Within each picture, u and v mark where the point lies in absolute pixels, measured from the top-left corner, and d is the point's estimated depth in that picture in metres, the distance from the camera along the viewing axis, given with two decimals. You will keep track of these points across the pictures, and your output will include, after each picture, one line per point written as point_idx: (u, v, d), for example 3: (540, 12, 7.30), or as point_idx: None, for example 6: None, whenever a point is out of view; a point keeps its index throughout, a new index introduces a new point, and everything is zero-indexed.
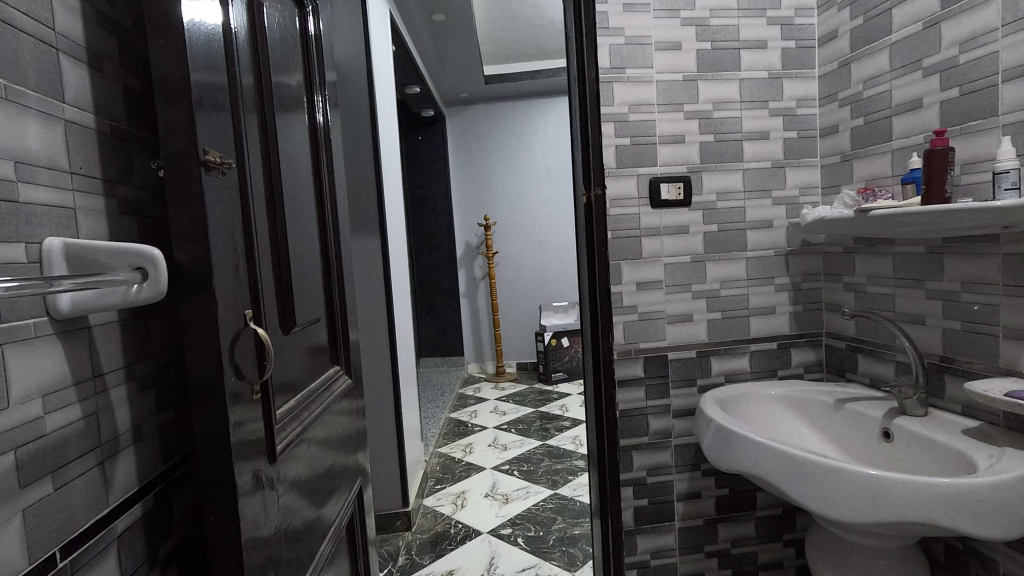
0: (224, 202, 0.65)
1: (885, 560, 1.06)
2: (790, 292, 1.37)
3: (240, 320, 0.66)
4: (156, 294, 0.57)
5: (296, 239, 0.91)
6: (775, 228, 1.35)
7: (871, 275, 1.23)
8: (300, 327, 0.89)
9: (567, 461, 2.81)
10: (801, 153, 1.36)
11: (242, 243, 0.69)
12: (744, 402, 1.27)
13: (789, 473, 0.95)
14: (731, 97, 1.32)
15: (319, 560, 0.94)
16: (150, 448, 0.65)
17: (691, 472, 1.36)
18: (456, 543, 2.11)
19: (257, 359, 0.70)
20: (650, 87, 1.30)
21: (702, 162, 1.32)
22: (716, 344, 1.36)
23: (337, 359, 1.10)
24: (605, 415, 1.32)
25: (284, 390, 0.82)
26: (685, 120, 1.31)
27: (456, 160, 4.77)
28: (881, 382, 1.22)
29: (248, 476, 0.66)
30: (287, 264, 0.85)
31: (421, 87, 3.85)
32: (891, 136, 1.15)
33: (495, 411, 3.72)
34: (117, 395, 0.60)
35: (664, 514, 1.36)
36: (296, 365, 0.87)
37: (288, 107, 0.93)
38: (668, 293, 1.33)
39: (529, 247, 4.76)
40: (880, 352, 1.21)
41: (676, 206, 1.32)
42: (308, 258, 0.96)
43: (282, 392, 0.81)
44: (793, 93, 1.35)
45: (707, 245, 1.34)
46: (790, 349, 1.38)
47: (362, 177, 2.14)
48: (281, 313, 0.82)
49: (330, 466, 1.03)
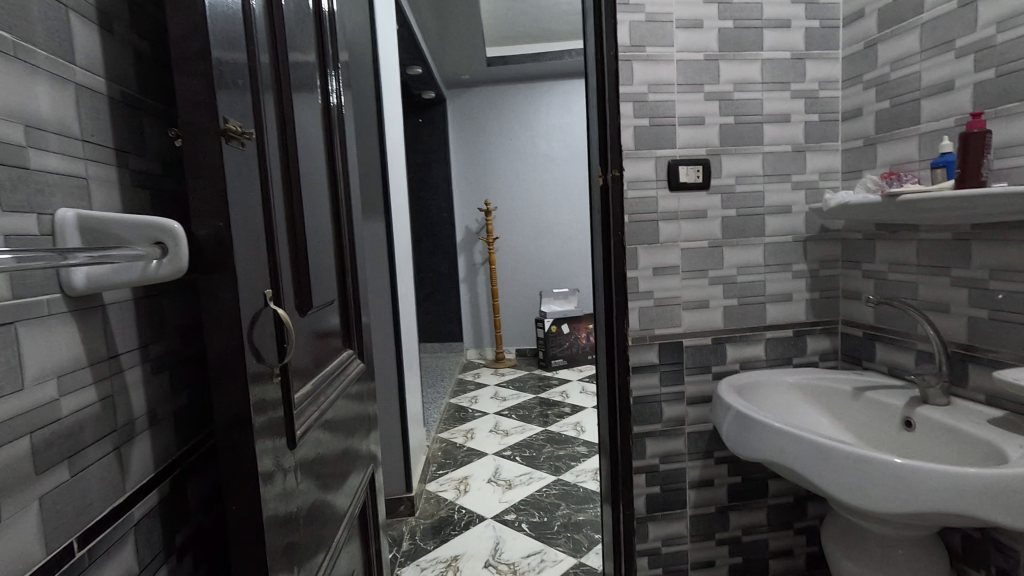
0: (244, 176, 0.62)
1: (903, 549, 1.05)
2: (807, 279, 1.35)
3: (260, 300, 0.64)
4: (176, 271, 0.53)
5: (311, 218, 0.88)
6: (794, 214, 1.33)
7: (893, 262, 1.21)
8: (315, 309, 0.87)
9: (569, 447, 2.81)
10: (822, 137, 1.33)
11: (261, 220, 0.66)
12: (760, 389, 1.26)
13: (814, 462, 0.93)
14: (752, 78, 1.29)
15: (334, 546, 0.92)
16: (165, 433, 0.62)
17: (703, 460, 1.35)
18: (460, 529, 2.10)
19: (277, 341, 0.67)
20: (670, 66, 1.26)
21: (721, 144, 1.29)
22: (731, 331, 1.34)
23: (349, 343, 1.07)
24: (618, 401, 1.29)
25: (300, 373, 0.79)
26: (705, 101, 1.28)
27: (456, 144, 4.71)
28: (899, 371, 1.20)
29: (268, 462, 0.63)
30: (303, 243, 0.81)
31: (423, 68, 3.78)
32: (918, 119, 1.12)
33: (495, 397, 3.71)
34: (133, 377, 0.57)
35: (676, 502, 1.35)
36: (311, 347, 0.85)
37: (302, 82, 0.89)
38: (684, 279, 1.31)
39: (530, 233, 4.73)
40: (899, 340, 1.20)
41: (694, 190, 1.29)
42: (322, 239, 0.93)
43: (298, 376, 0.78)
44: (816, 74, 1.31)
45: (725, 230, 1.31)
46: (805, 337, 1.36)
47: (366, 159, 2.09)
48: (298, 295, 0.80)
49: (342, 450, 1.01)
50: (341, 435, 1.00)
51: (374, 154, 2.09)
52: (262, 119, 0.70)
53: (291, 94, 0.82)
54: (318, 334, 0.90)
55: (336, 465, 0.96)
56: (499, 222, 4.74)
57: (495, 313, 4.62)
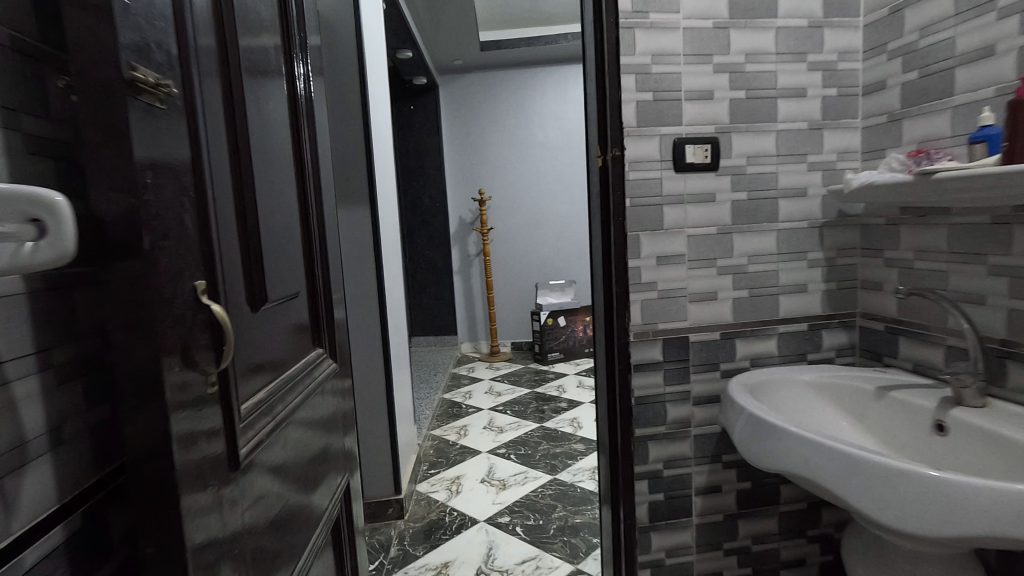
0: (165, 140, 0.49)
1: (936, 565, 0.95)
2: (823, 268, 1.24)
3: (188, 296, 0.51)
4: (58, 261, 0.36)
5: (267, 197, 0.75)
6: (809, 197, 1.22)
7: (919, 249, 1.10)
8: (273, 303, 0.74)
9: (567, 444, 2.70)
10: (841, 113, 1.21)
11: (190, 198, 0.53)
12: (774, 388, 1.16)
13: (841, 473, 0.83)
14: (765, 48, 1.17)
15: (308, 557, 0.81)
16: (79, 448, 0.46)
17: (710, 464, 1.25)
18: (452, 533, 2.00)
19: (213, 345, 0.55)
20: (676, 35, 1.15)
21: (732, 121, 1.18)
22: (741, 325, 1.23)
23: (320, 341, 0.95)
24: (618, 400, 1.20)
25: (253, 377, 0.66)
26: (715, 74, 1.16)
27: (449, 132, 4.58)
28: (926, 368, 1.10)
29: (200, 491, 0.51)
30: (254, 226, 0.69)
31: (413, 51, 3.63)
32: (953, 90, 1.01)
33: (490, 392, 3.61)
34: (23, 388, 0.41)
35: (681, 510, 1.25)
36: (269, 348, 0.72)
37: (261, 48, 0.77)
38: (690, 269, 1.20)
39: (525, 223, 4.61)
40: (927, 335, 1.09)
41: (702, 170, 1.18)
42: (282, 222, 0.80)
43: (250, 380, 0.66)
44: (835, 44, 1.20)
45: (735, 215, 1.20)
46: (821, 331, 1.26)
47: (351, 143, 1.97)
48: (249, 287, 0.67)
49: (318, 452, 0.90)
50: (317, 432, 0.90)
51: (358, 139, 1.97)
52: (200, 81, 0.57)
53: (243, 58, 0.70)
54: (282, 332, 0.78)
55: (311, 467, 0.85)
56: (494, 213, 4.62)
57: (490, 306, 4.51)
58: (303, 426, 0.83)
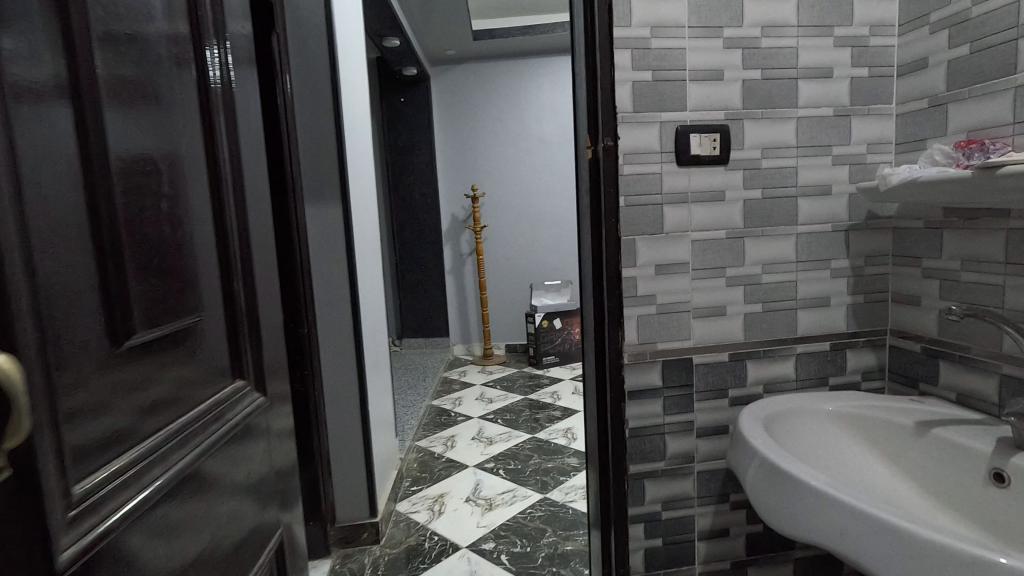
0: None
1: None
2: (849, 279, 1.07)
3: None
4: None
5: (137, 167, 0.49)
6: (834, 196, 1.05)
7: (968, 258, 0.93)
8: (144, 331, 0.49)
9: (560, 459, 2.53)
10: (872, 97, 1.04)
11: None
12: (792, 421, 0.98)
13: (890, 553, 0.65)
14: (784, 20, 1.00)
15: None
16: None
17: (717, 505, 1.08)
18: (431, 561, 1.83)
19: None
20: (679, 3, 0.97)
21: (744, 106, 1.00)
22: (754, 344, 1.06)
23: (250, 368, 0.70)
24: (608, 432, 1.03)
25: (89, 450, 0.42)
26: (725, 50, 0.99)
27: (442, 126, 4.41)
28: (975, 399, 0.92)
29: None
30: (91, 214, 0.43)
31: (401, 39, 3.45)
32: (1015, 67, 0.83)
33: (481, 398, 3.44)
34: None
35: (682, 558, 1.08)
36: (129, 400, 0.47)
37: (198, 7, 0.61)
38: (695, 279, 1.03)
39: (520, 220, 4.43)
40: (977, 360, 0.91)
41: (709, 164, 1.00)
42: (175, 206, 0.54)
43: (86, 456, 0.42)
44: (866, 17, 1.02)
45: (747, 217, 1.03)
46: (846, 351, 1.09)
47: (321, 133, 1.80)
48: (76, 315, 0.41)
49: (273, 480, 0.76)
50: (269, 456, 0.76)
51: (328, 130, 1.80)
52: (81, 40, 0.43)
53: (167, 20, 0.54)
54: (167, 370, 0.53)
55: (261, 491, 0.71)
56: (488, 210, 4.44)
57: (483, 306, 4.33)
58: (245, 454, 0.69)
